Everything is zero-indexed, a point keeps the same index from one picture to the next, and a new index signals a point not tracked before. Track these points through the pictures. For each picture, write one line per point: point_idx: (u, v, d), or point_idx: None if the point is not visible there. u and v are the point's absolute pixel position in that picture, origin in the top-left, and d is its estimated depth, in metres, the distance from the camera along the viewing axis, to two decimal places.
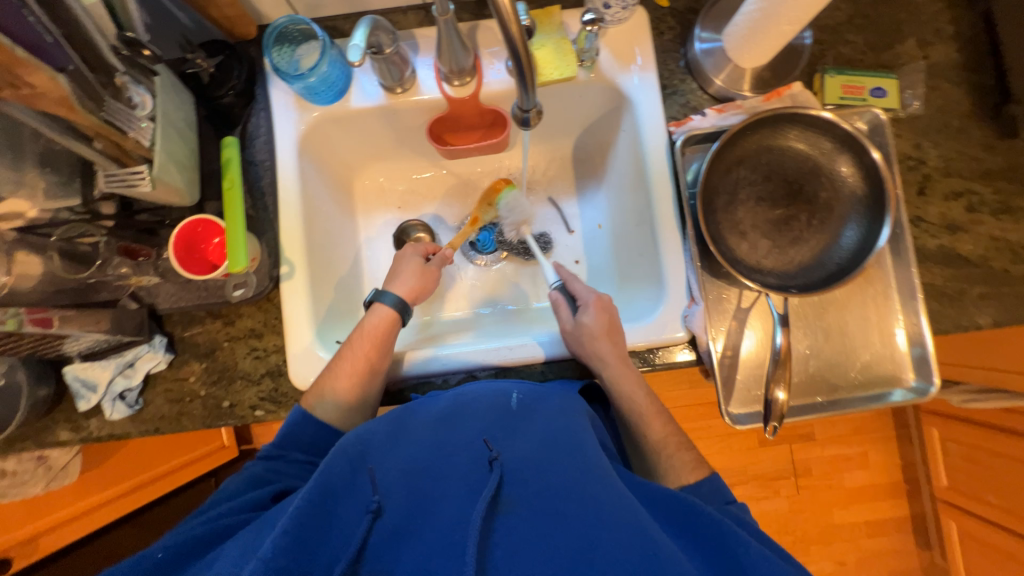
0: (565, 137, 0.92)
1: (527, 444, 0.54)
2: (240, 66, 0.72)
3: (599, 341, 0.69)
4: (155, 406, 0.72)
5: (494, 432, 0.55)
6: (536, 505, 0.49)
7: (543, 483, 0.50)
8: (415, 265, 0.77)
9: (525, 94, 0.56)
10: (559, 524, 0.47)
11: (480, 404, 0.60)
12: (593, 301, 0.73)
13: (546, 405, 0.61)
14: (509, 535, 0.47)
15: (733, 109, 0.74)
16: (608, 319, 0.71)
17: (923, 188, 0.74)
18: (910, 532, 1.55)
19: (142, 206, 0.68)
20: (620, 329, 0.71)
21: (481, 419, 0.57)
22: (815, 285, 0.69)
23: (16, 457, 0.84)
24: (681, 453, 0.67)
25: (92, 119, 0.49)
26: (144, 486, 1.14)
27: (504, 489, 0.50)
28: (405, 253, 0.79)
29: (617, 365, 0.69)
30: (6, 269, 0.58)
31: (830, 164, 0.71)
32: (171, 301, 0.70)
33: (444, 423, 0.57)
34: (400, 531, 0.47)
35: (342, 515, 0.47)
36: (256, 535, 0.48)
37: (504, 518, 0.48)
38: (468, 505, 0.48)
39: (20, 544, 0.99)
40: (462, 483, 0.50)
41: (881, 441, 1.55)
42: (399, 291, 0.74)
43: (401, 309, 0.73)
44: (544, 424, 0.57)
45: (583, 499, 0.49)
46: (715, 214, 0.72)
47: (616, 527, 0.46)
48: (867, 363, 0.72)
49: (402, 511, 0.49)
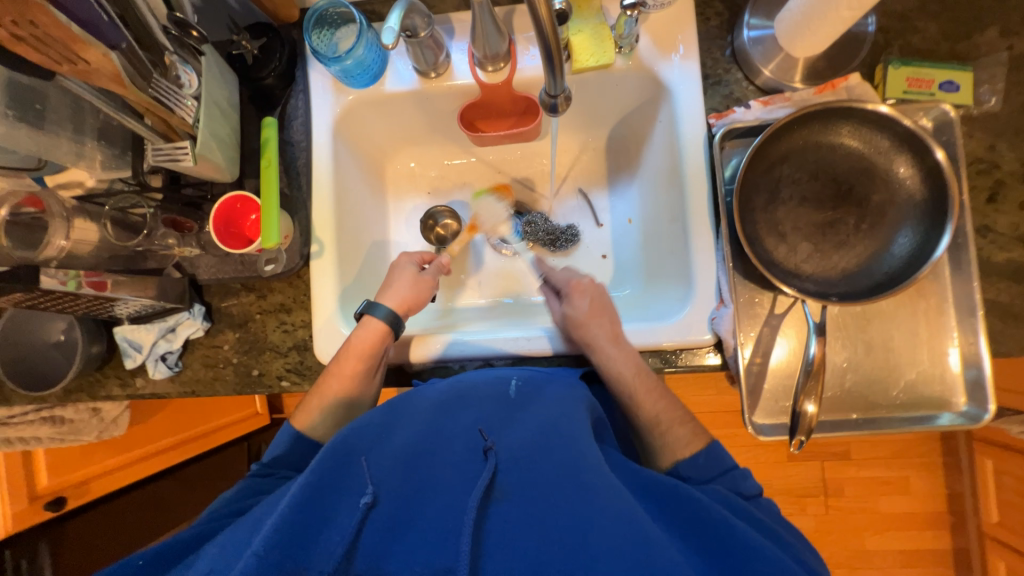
0: (598, 127, 0.90)
1: (521, 433, 0.55)
2: (282, 48, 0.74)
3: (586, 325, 0.70)
4: (193, 369, 0.77)
5: (489, 422, 0.56)
6: (529, 492, 0.49)
7: (536, 471, 0.51)
8: (409, 274, 0.76)
9: (552, 79, 0.55)
10: (550, 512, 0.47)
11: (479, 394, 0.61)
12: (573, 287, 0.76)
13: (544, 395, 0.61)
14: (503, 522, 0.47)
15: (781, 102, 0.70)
16: (592, 301, 0.73)
17: (995, 195, 0.67)
18: (951, 566, 1.44)
19: (188, 181, 0.72)
20: (611, 310, 0.73)
21: (478, 409, 0.58)
22: (860, 294, 0.65)
23: (74, 406, 0.90)
24: (678, 428, 0.65)
25: (142, 95, 0.51)
26: (184, 444, 1.23)
27: (499, 477, 0.50)
28: (400, 263, 0.78)
29: (611, 345, 0.69)
30: (66, 234, 0.62)
31: (887, 163, 0.65)
32: (211, 273, 0.74)
33: (441, 411, 0.58)
34: (396, 519, 0.48)
35: (338, 504, 0.49)
36: (257, 522, 0.50)
37: (498, 505, 0.48)
38: (462, 494, 0.49)
39: (74, 486, 1.05)
40: (456, 472, 0.51)
41: (926, 467, 1.44)
42: (391, 302, 0.73)
43: (393, 321, 0.71)
44: (540, 414, 0.57)
45: (577, 487, 0.49)
46: (754, 213, 0.68)
47: (606, 514, 0.46)
48: (912, 382, 0.67)
49: (399, 498, 0.50)
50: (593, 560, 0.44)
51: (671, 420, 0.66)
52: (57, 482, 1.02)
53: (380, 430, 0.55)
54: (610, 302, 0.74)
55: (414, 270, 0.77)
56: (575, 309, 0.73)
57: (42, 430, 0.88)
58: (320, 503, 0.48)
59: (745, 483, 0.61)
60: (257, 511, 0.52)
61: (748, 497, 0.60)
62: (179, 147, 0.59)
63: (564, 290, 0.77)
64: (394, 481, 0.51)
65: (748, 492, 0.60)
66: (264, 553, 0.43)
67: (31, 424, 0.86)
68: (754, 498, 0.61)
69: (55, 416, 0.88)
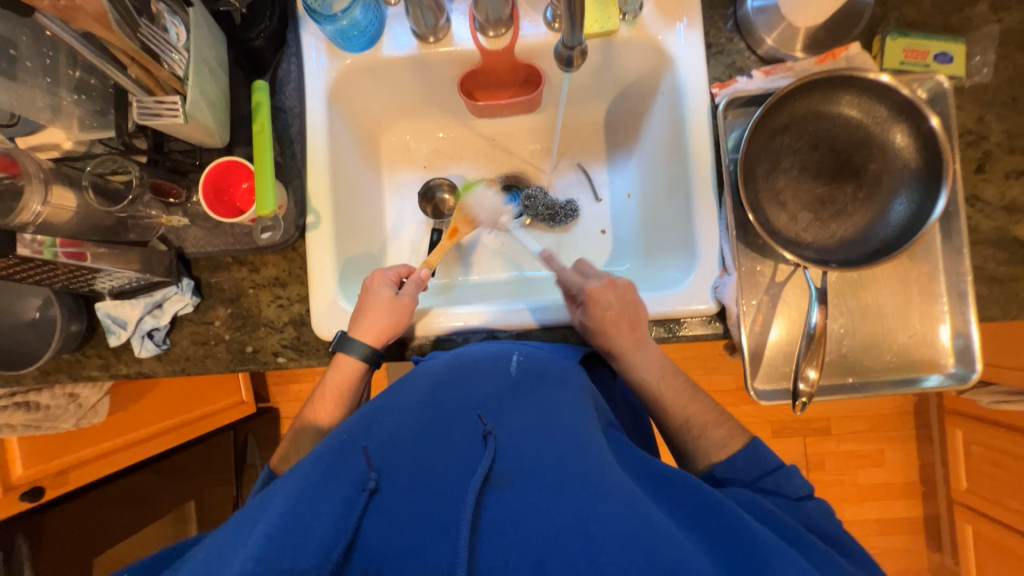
0: (598, 101, 0.89)
1: (522, 418, 0.54)
2: (272, 7, 0.71)
3: (609, 332, 0.68)
4: (182, 347, 0.73)
5: (488, 407, 0.55)
6: (531, 481, 0.47)
7: (536, 459, 0.48)
8: (385, 299, 0.69)
9: (571, 30, 0.54)
10: (555, 501, 0.45)
11: (481, 369, 0.61)
12: (590, 294, 0.69)
13: (543, 376, 0.61)
14: (501, 509, 0.44)
15: (783, 71, 0.70)
16: (618, 305, 0.68)
17: (983, 165, 0.70)
18: (921, 532, 1.52)
19: (175, 147, 0.68)
20: (637, 308, 0.69)
21: (479, 392, 0.57)
22: (860, 260, 0.66)
23: (50, 392, 0.86)
24: (712, 431, 0.65)
25: (128, 42, 0.48)
26: (171, 432, 1.21)
27: (497, 464, 0.48)
28: (375, 285, 0.71)
29: (635, 348, 0.68)
30: (44, 199, 0.58)
31: (884, 133, 0.66)
32: (199, 246, 0.71)
33: (442, 389, 0.57)
34: (397, 509, 0.45)
35: (330, 496, 0.43)
36: (244, 514, 0.43)
37: (498, 493, 0.46)
38: (459, 481, 0.46)
39: (52, 475, 0.99)
40: (456, 456, 0.49)
41: (901, 440, 1.51)
42: (365, 333, 0.68)
43: (370, 357, 0.68)
44: (540, 403, 0.56)
45: (578, 473, 0.47)
46: (756, 181, 0.69)
47: (611, 498, 0.44)
48: (904, 346, 0.69)
49: (401, 484, 0.46)
50: (596, 551, 0.41)
51: (703, 424, 0.65)
52: (33, 472, 0.96)
53: (375, 416, 0.52)
54: (637, 300, 0.70)
55: (391, 294, 0.70)
56: (592, 324, 0.68)
57: (16, 417, 0.83)
58: (314, 497, 0.43)
59: (790, 484, 0.58)
60: (245, 509, 0.44)
61: (795, 500, 0.57)
62: (165, 103, 0.55)
63: (580, 296, 0.70)
64: (398, 467, 0.48)
65: (794, 493, 0.58)
66: (258, 558, 0.37)
67: (5, 410, 0.81)
68: (803, 501, 0.57)
69: (31, 401, 0.84)
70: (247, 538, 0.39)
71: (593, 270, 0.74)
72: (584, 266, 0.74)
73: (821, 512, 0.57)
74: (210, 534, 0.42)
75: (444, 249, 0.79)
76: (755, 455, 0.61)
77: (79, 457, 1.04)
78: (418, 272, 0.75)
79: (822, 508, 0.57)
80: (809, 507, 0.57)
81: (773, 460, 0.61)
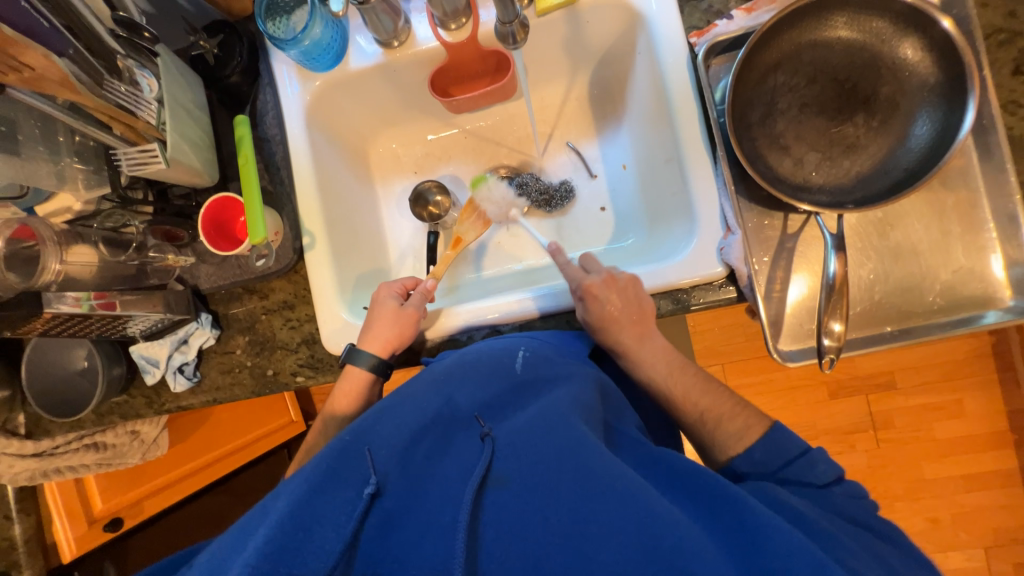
0: (580, 74, 0.85)
1: (523, 415, 0.53)
2: (240, 42, 0.73)
3: (611, 326, 0.65)
4: (211, 378, 0.78)
5: (489, 408, 0.55)
6: (530, 479, 0.46)
7: (536, 456, 0.47)
8: (390, 310, 0.70)
9: (505, 7, 0.62)
10: (554, 499, 0.44)
11: (481, 365, 0.60)
12: (589, 288, 0.66)
13: (546, 370, 0.60)
14: (500, 512, 0.44)
15: (766, 5, 0.65)
16: (620, 299, 0.66)
17: (1021, 65, 0.61)
18: (1020, 486, 1.35)
19: (177, 193, 0.74)
20: (642, 300, 0.66)
21: (479, 390, 0.56)
22: (878, 197, 0.60)
23: (114, 431, 0.91)
24: (729, 422, 0.61)
25: (96, 100, 0.52)
26: (227, 457, 1.26)
27: (494, 465, 0.48)
28: (380, 297, 0.72)
29: (646, 330, 0.66)
30: (60, 257, 0.63)
31: (890, 51, 0.60)
32: (212, 281, 0.75)
33: (443, 384, 0.57)
34: (398, 513, 0.45)
35: (332, 499, 0.44)
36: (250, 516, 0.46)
37: (496, 494, 0.46)
38: (458, 483, 0.47)
39: (128, 506, 1.12)
40: (455, 459, 0.49)
41: (980, 387, 1.37)
42: (372, 344, 0.69)
43: (376, 368, 0.68)
44: (543, 399, 0.55)
45: (576, 468, 0.45)
46: (750, 129, 0.64)
47: (611, 494, 0.44)
48: (948, 284, 0.62)
49: (401, 486, 0.47)
50: (595, 550, 0.41)
51: (719, 417, 0.62)
52: (111, 505, 1.09)
53: (378, 417, 0.52)
54: (641, 290, 0.67)
55: (396, 304, 0.71)
56: (591, 322, 0.66)
57: (87, 457, 0.90)
58: (314, 501, 0.43)
59: (814, 472, 0.55)
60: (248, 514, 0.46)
61: (820, 487, 0.54)
62: (148, 151, 0.60)
63: (580, 292, 0.68)
64: (398, 470, 0.48)
65: (819, 480, 0.55)
66: (255, 563, 0.38)
67: (76, 452, 0.87)
68: (828, 488, 0.54)
69: (98, 441, 0.90)
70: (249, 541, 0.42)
71: (595, 263, 0.71)
72: (586, 261, 0.72)
73: (847, 500, 0.52)
74: (212, 541, 0.45)
75: (449, 258, 0.79)
76: (772, 450, 0.58)
77: (147, 489, 1.14)
78: (423, 283, 0.75)
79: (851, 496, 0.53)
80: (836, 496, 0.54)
81: (795, 447, 0.57)
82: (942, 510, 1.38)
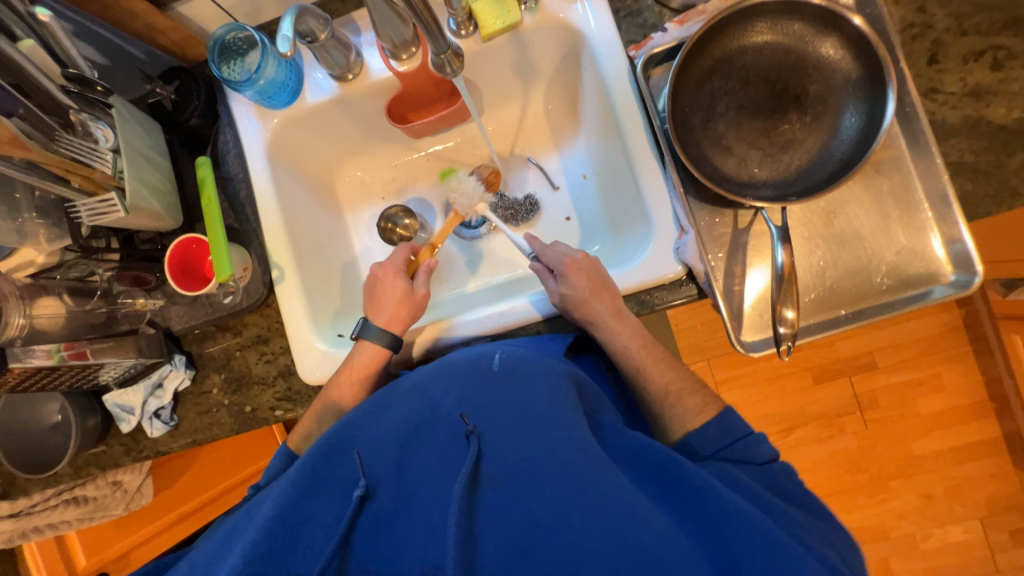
0: (533, 91, 0.88)
1: (505, 410, 0.52)
2: (197, 87, 0.75)
3: (588, 305, 0.66)
4: (189, 420, 0.77)
5: (471, 402, 0.53)
6: (516, 477, 0.46)
7: (521, 455, 0.48)
8: (401, 292, 0.72)
9: (434, 38, 0.62)
10: (538, 495, 0.45)
11: (461, 365, 0.56)
12: (568, 265, 0.68)
13: (529, 366, 0.55)
14: (487, 509, 0.45)
15: (696, 16, 0.68)
16: (591, 277, 0.66)
17: (935, 56, 0.65)
18: (1004, 453, 1.38)
19: (142, 238, 0.74)
20: (615, 282, 0.68)
21: (460, 388, 0.54)
22: (818, 187, 0.63)
23: (95, 483, 0.90)
24: (688, 398, 0.64)
25: (51, 155, 0.54)
26: (217, 499, 1.19)
27: (482, 462, 0.48)
28: (388, 279, 0.73)
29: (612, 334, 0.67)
30: (25, 311, 0.64)
31: (814, 50, 0.63)
32: (184, 321, 0.75)
33: (427, 385, 0.56)
34: (389, 515, 0.47)
35: (324, 503, 0.47)
36: (242, 521, 0.49)
37: (484, 491, 0.46)
38: (446, 482, 0.47)
39: (114, 560, 1.09)
40: (441, 459, 0.49)
41: (956, 359, 1.40)
42: (387, 324, 0.71)
43: (391, 343, 0.69)
44: (527, 392, 0.53)
45: (561, 464, 0.46)
46: (693, 132, 0.67)
47: (593, 491, 0.44)
48: (894, 265, 0.65)
49: (391, 488, 0.48)
50: (579, 540, 0.42)
51: (680, 390, 0.65)
52: (96, 560, 1.08)
53: (366, 422, 0.53)
54: (606, 275, 0.68)
55: (405, 287, 0.72)
56: (571, 295, 0.66)
57: (68, 513, 0.88)
58: (303, 504, 0.46)
59: (758, 449, 0.59)
60: (235, 519, 0.51)
61: (761, 463, 0.58)
62: (107, 201, 0.61)
63: (558, 268, 0.69)
64: (389, 472, 0.49)
65: (759, 458, 0.59)
66: (248, 562, 0.42)
67: (56, 509, 0.86)
68: (768, 465, 0.58)
69: (78, 495, 0.87)
70: (239, 549, 0.44)
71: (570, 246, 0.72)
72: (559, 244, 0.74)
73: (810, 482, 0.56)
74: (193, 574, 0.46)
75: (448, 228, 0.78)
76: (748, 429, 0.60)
77: (133, 541, 1.11)
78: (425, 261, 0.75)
79: (785, 472, 0.58)
80: (774, 471, 0.58)
81: (743, 428, 0.60)
82: (934, 485, 1.39)
